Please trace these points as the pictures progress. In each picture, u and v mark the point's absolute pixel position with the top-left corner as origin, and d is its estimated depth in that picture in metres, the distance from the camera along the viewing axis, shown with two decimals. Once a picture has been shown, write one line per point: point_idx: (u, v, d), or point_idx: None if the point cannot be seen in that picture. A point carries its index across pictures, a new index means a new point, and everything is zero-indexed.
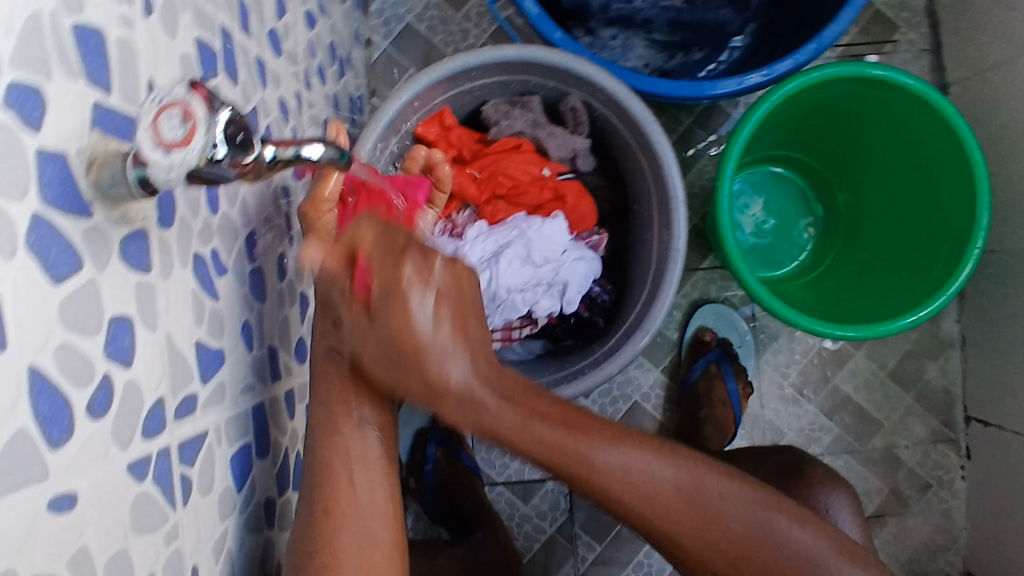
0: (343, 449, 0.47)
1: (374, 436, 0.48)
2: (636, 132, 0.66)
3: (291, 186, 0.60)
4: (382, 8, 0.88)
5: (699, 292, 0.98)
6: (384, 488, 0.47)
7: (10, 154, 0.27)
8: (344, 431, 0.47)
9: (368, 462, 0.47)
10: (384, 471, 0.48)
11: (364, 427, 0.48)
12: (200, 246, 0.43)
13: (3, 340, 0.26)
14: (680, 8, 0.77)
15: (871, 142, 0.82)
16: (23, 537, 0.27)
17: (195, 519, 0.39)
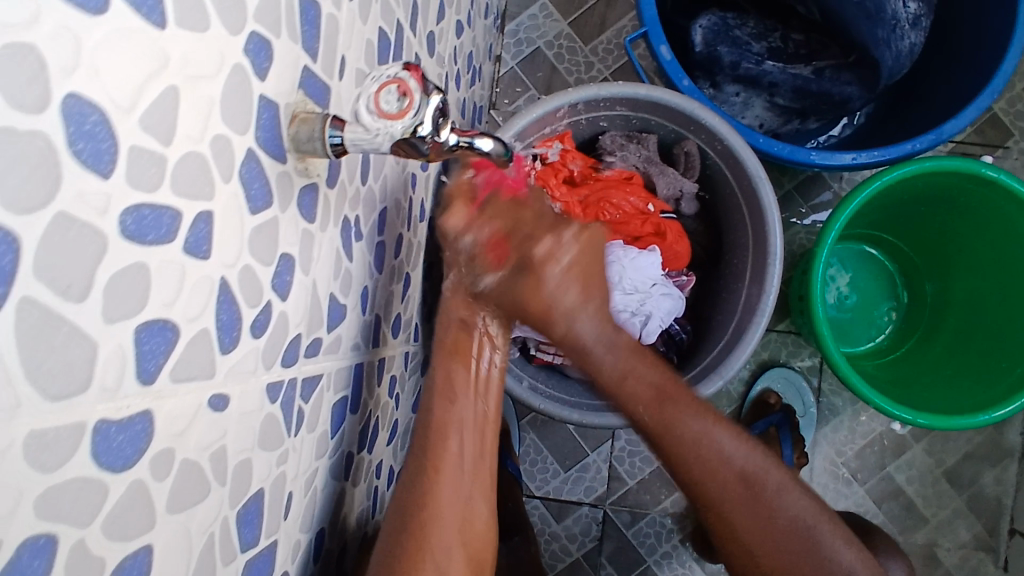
0: (447, 410, 0.57)
1: (475, 399, 0.58)
2: (746, 187, 0.69)
3: (418, 175, 0.65)
4: (517, 29, 0.93)
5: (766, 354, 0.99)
6: (475, 450, 0.57)
7: (238, 95, 0.31)
8: (450, 392, 0.58)
9: (468, 433, 0.57)
10: (479, 439, 0.57)
11: (465, 390, 0.58)
12: (349, 210, 0.47)
13: (207, 250, 0.30)
14: (806, 77, 0.79)
15: (968, 238, 0.82)
16: (188, 423, 0.30)
17: (298, 452, 0.43)
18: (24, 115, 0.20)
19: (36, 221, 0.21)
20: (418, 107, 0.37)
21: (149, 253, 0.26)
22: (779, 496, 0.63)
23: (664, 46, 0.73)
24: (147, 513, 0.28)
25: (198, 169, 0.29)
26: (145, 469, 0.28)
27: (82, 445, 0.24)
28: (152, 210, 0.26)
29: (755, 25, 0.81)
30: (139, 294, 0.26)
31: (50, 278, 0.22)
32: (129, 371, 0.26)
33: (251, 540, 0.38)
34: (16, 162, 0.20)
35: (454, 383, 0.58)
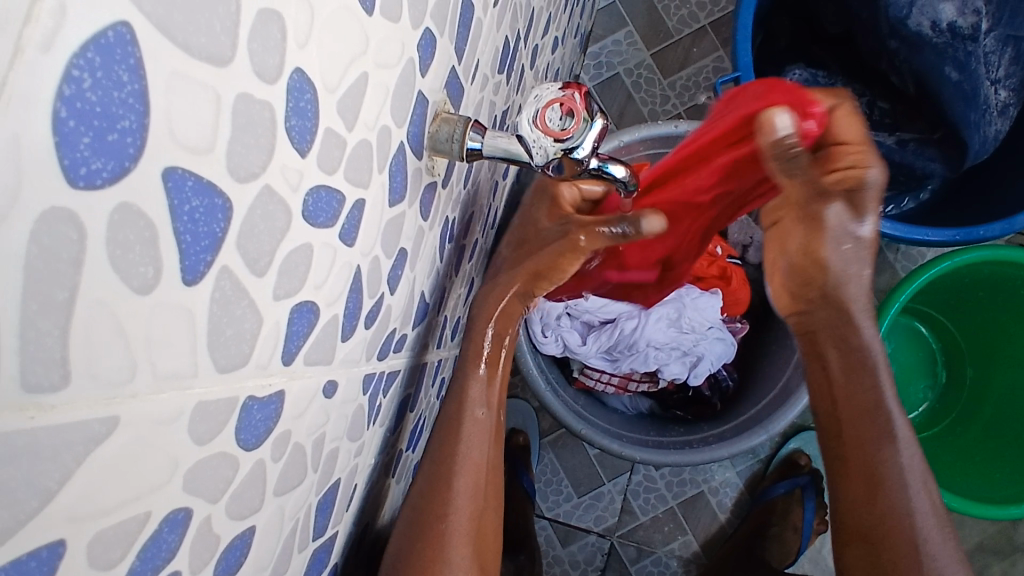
0: (467, 412, 0.54)
1: (490, 409, 0.55)
2: None
3: (499, 182, 0.65)
4: (599, 52, 0.94)
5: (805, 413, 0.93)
6: (489, 460, 0.54)
7: (404, 87, 0.31)
8: (468, 401, 0.54)
9: (484, 442, 0.54)
10: (489, 451, 0.54)
11: (479, 398, 0.55)
12: (450, 211, 0.47)
13: (353, 237, 0.30)
14: (889, 146, 0.81)
15: (1018, 333, 0.83)
16: (306, 406, 0.30)
17: (369, 446, 0.42)
18: (262, 84, 0.20)
19: (247, 190, 0.20)
20: (579, 132, 0.35)
21: (314, 234, 0.26)
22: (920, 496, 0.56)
23: None
24: (260, 493, 0.28)
25: (363, 155, 0.28)
26: (267, 449, 0.27)
27: (230, 421, 0.23)
28: (327, 192, 0.26)
29: (844, 87, 0.84)
30: (299, 276, 0.25)
31: (246, 249, 0.21)
32: (278, 347, 0.25)
33: (321, 529, 0.37)
34: (246, 130, 0.19)
35: (469, 389, 0.55)
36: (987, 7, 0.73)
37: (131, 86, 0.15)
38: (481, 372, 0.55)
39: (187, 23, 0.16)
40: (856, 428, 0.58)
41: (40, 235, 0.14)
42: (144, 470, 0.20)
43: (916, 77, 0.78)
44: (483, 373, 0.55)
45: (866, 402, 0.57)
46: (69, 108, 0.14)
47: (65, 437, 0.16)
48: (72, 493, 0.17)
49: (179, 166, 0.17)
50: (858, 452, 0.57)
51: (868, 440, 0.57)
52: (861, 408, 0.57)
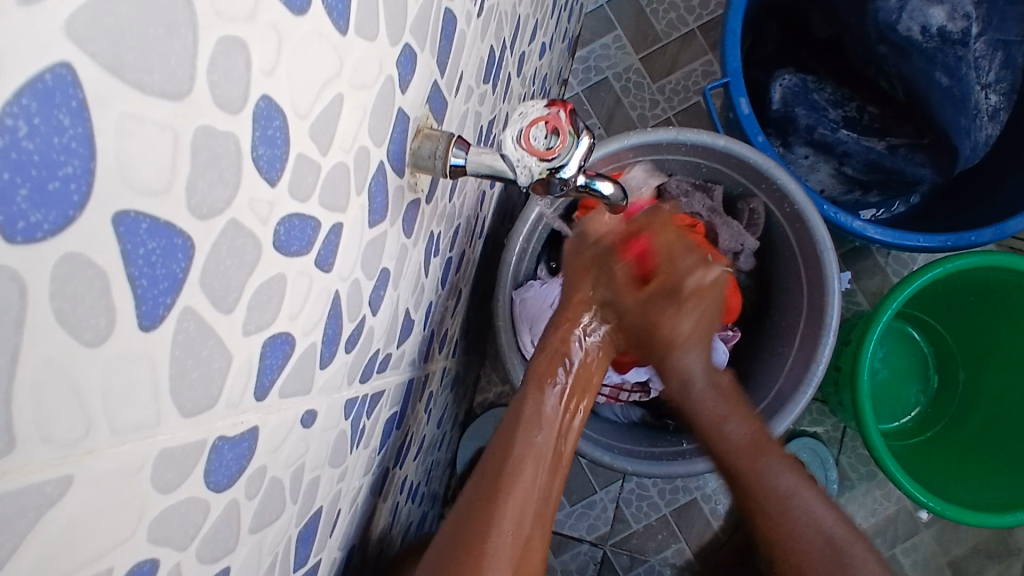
0: (526, 433, 0.54)
1: (552, 429, 0.55)
2: (809, 252, 0.69)
3: (487, 192, 0.63)
4: (587, 56, 0.93)
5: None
6: (544, 485, 0.51)
7: (384, 106, 0.30)
8: (529, 420, 0.55)
9: (543, 463, 0.52)
10: (549, 473, 0.52)
11: (545, 419, 0.56)
12: (436, 226, 0.46)
13: (330, 263, 0.29)
14: (879, 151, 0.80)
15: (1010, 338, 0.82)
16: (283, 438, 0.29)
17: (354, 470, 0.41)
18: (226, 116, 0.19)
19: (211, 227, 0.19)
20: (565, 151, 0.34)
21: (287, 264, 0.25)
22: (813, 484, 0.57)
23: (744, 99, 0.73)
24: (234, 533, 0.26)
25: (339, 179, 0.27)
26: (241, 488, 0.26)
27: (199, 464, 0.22)
28: (301, 220, 0.25)
29: (834, 92, 0.83)
30: (271, 308, 0.24)
31: (211, 287, 0.20)
32: (250, 383, 0.24)
33: (302, 559, 0.36)
34: (209, 165, 0.18)
35: (535, 406, 0.57)
36: (976, 11, 0.72)
37: (74, 131, 0.14)
38: (551, 395, 0.58)
39: (140, 57, 0.15)
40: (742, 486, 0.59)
41: None
42: (104, 526, 0.19)
43: (905, 82, 0.78)
44: (551, 398, 0.58)
45: (742, 460, 0.59)
46: (2, 159, 0.13)
47: (10, 504, 0.15)
48: (24, 561, 0.16)
49: (133, 210, 0.16)
50: (754, 507, 0.57)
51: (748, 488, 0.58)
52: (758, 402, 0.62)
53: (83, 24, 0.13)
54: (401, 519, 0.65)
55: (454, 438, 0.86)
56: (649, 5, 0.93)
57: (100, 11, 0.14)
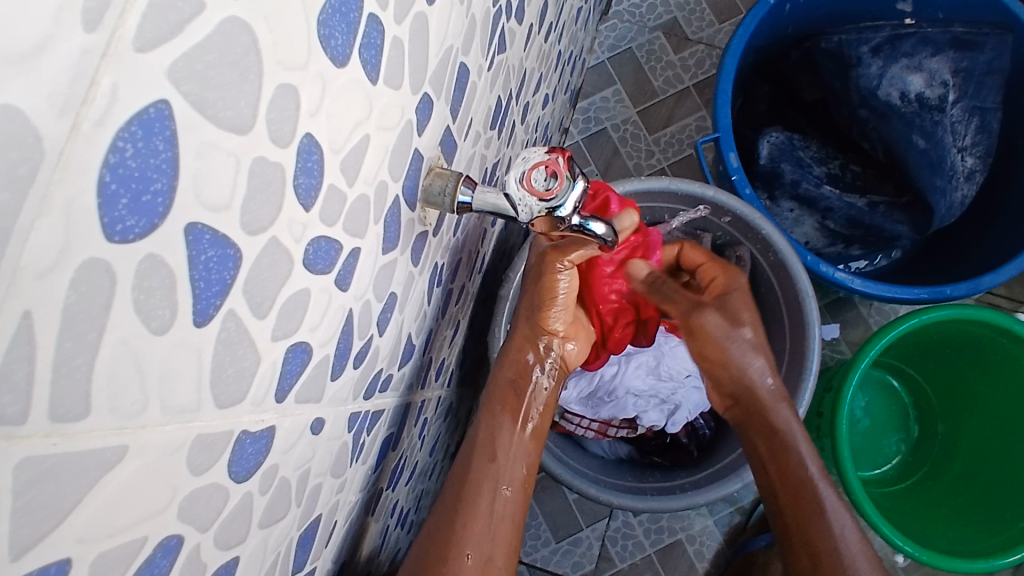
0: (482, 460, 0.56)
1: (508, 456, 0.57)
2: (792, 300, 0.73)
3: (488, 230, 0.67)
4: (588, 107, 0.98)
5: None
6: (500, 509, 0.55)
7: (402, 145, 0.33)
8: (483, 448, 0.57)
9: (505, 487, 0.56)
10: (509, 501, 0.55)
11: (501, 445, 0.57)
12: (439, 257, 0.49)
13: (347, 283, 0.32)
14: (860, 208, 0.85)
15: (985, 391, 0.85)
16: (294, 441, 0.31)
17: (352, 483, 0.43)
18: (276, 148, 0.22)
19: (256, 242, 0.22)
20: (563, 192, 0.38)
21: (311, 280, 0.28)
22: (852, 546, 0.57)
23: (733, 154, 0.78)
24: (246, 525, 0.29)
25: (361, 208, 0.31)
26: (255, 483, 0.28)
27: (225, 453, 0.25)
28: (328, 241, 0.28)
29: (819, 150, 0.88)
30: (296, 320, 0.27)
31: (252, 294, 0.23)
32: (273, 384, 0.27)
33: (300, 563, 0.38)
34: (260, 189, 0.22)
35: (491, 435, 0.58)
36: (954, 79, 0.80)
37: (166, 154, 0.17)
38: (506, 421, 0.58)
39: (219, 97, 0.18)
40: (787, 491, 0.60)
41: (79, 283, 0.16)
42: (147, 496, 0.21)
43: (886, 145, 0.83)
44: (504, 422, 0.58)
45: (795, 479, 0.60)
46: (112, 173, 0.16)
47: (80, 462, 0.18)
48: (79, 518, 0.18)
49: (200, 223, 0.19)
50: (800, 516, 0.59)
51: (793, 493, 0.60)
52: (788, 478, 0.60)
53: (181, 70, 0.17)
54: (389, 544, 0.66)
55: (445, 468, 0.87)
56: (647, 62, 0.99)
57: (195, 60, 0.17)
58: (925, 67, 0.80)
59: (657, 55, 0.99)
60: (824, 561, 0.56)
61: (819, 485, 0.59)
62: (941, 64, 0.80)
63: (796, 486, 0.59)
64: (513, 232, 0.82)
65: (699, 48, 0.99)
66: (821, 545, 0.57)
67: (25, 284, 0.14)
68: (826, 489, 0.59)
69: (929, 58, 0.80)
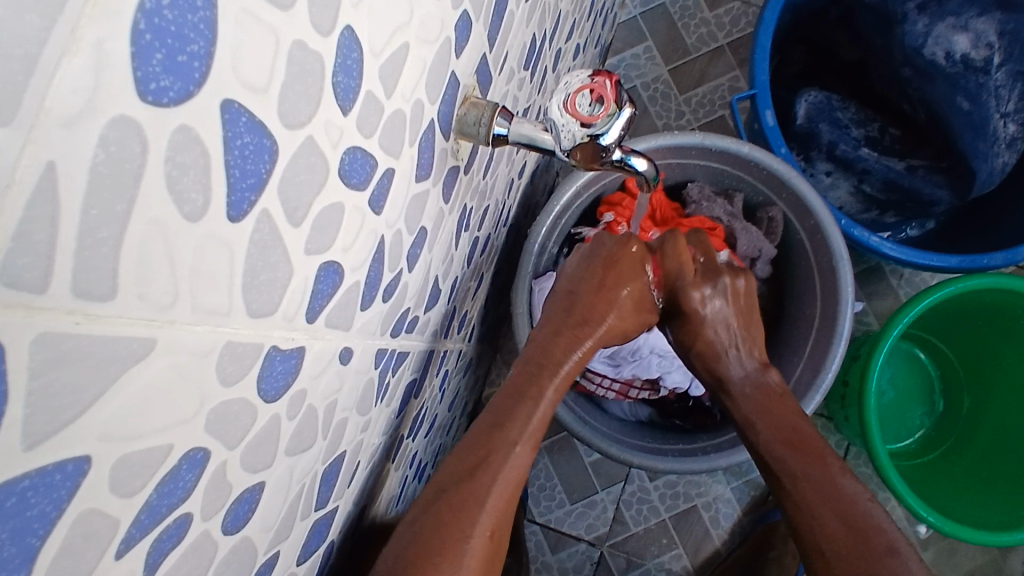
0: (503, 436, 0.52)
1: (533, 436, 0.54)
2: (823, 263, 0.69)
3: (515, 180, 0.65)
4: (617, 65, 0.96)
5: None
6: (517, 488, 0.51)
7: (440, 64, 0.32)
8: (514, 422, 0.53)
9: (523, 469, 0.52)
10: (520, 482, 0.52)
11: (528, 424, 0.53)
12: (468, 199, 0.47)
13: (381, 205, 0.30)
14: (897, 171, 0.81)
15: (1016, 363, 0.83)
16: (323, 367, 0.30)
17: (375, 425, 0.43)
18: (316, 37, 0.20)
19: (293, 137, 0.21)
20: (606, 119, 0.37)
21: (345, 193, 0.26)
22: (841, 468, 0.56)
23: (770, 112, 0.75)
24: (273, 448, 0.28)
25: (395, 124, 0.29)
26: (284, 405, 0.27)
27: (253, 367, 0.24)
28: (362, 154, 0.27)
29: (858, 112, 0.85)
30: (329, 233, 0.26)
31: (287, 196, 0.22)
32: (303, 302, 0.26)
33: (324, 500, 0.37)
34: (297, 78, 0.20)
35: (521, 413, 0.54)
36: (999, 41, 0.75)
37: (203, 13, 0.16)
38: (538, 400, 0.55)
39: None
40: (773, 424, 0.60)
41: (108, 142, 0.14)
42: (174, 400, 0.20)
43: (927, 107, 0.80)
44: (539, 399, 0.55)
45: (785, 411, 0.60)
46: (148, 22, 0.14)
47: (110, 350, 0.17)
48: (102, 413, 0.17)
49: (237, 102, 0.18)
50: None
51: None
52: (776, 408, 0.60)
53: None
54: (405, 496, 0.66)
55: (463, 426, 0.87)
56: (680, 19, 0.96)
57: None
58: (972, 27, 0.75)
59: (690, 12, 0.96)
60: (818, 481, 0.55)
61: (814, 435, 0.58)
62: (989, 24, 0.75)
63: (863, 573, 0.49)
64: (538, 187, 0.79)
65: (735, 5, 0.95)
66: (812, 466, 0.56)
67: (49, 131, 0.13)
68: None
69: (976, 18, 0.75)
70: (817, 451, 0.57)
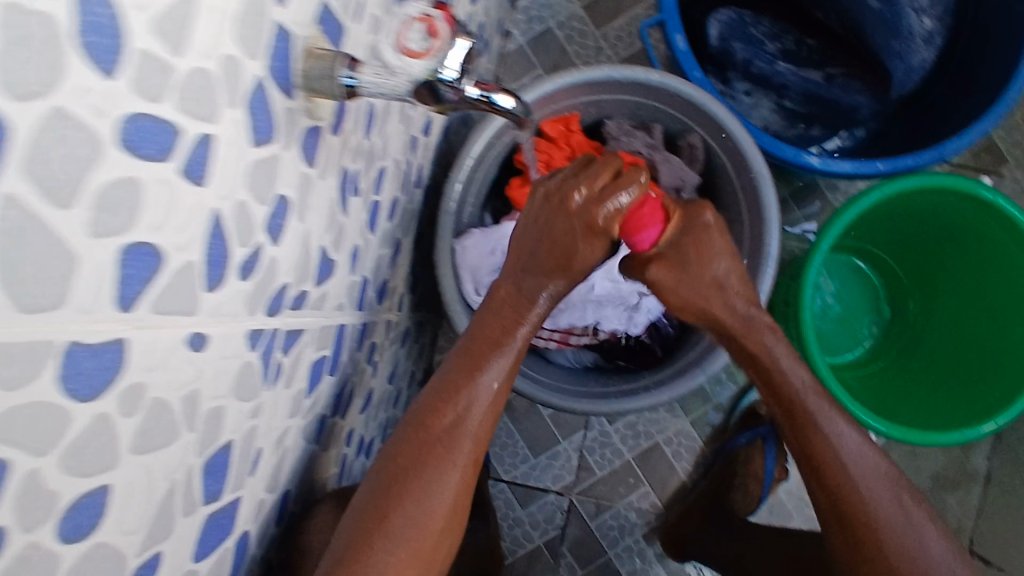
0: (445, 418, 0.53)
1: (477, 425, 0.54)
2: (747, 185, 0.68)
3: (420, 138, 0.62)
4: (528, 6, 0.92)
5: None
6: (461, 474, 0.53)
7: (255, 16, 0.29)
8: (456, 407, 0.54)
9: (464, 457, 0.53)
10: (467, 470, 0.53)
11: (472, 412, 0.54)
12: (349, 162, 0.45)
13: (204, 175, 0.28)
14: (816, 82, 0.80)
15: (958, 263, 0.83)
16: (164, 357, 0.28)
17: (271, 409, 0.41)
18: None
19: (25, 110, 0.19)
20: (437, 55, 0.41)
21: (141, 166, 0.24)
22: (869, 470, 0.55)
23: (680, 36, 0.72)
24: (110, 450, 0.26)
25: (201, 86, 0.27)
26: (112, 402, 0.25)
27: (47, 369, 0.22)
28: (155, 122, 0.24)
29: (772, 25, 0.81)
30: (128, 210, 0.24)
31: (40, 177, 0.20)
32: (106, 290, 0.24)
33: (213, 492, 0.36)
34: (8, 41, 0.18)
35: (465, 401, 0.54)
36: None
37: None
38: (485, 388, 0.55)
39: None
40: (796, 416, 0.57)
41: None
42: None
43: (842, 13, 0.77)
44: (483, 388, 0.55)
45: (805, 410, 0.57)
46: None
47: None
48: None
49: None
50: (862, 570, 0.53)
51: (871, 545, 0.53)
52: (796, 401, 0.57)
53: None
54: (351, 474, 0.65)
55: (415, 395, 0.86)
56: None
57: None
58: None
59: None
60: (849, 489, 0.54)
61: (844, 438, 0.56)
62: None
63: (899, 543, 0.52)
64: (454, 143, 0.76)
65: None
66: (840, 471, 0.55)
67: None
68: (936, 547, 0.53)
69: None
70: (845, 455, 0.55)
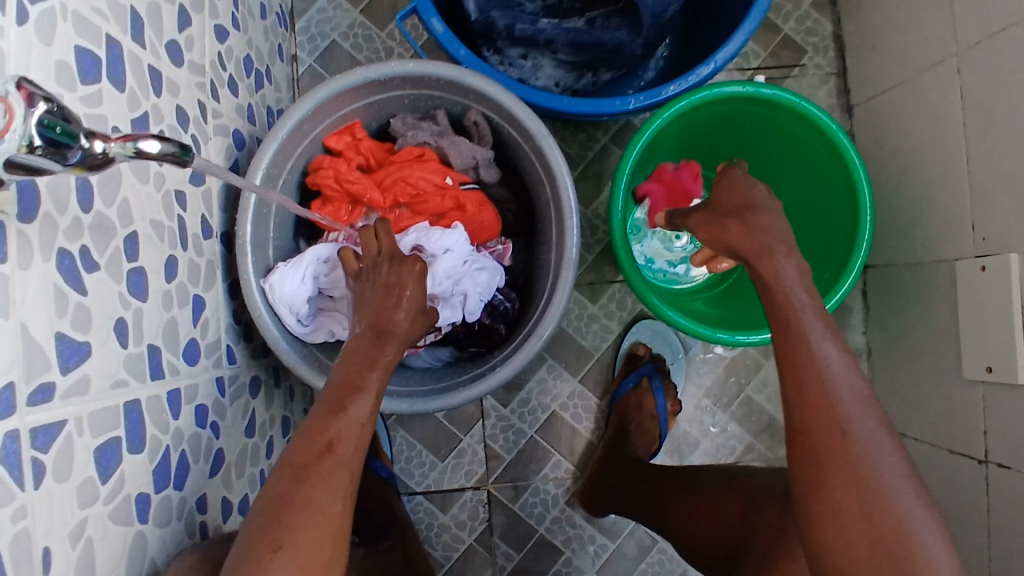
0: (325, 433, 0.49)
1: (357, 440, 0.50)
2: (533, 148, 0.69)
3: (189, 190, 0.60)
4: (307, 26, 0.91)
5: (636, 305, 0.93)
6: (342, 497, 0.48)
7: None
8: (330, 424, 0.50)
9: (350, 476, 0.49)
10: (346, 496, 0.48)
11: (351, 428, 0.50)
12: (70, 243, 0.43)
13: None
14: (579, 28, 0.82)
15: (776, 159, 0.86)
16: None
17: (42, 509, 0.40)
18: None
19: None
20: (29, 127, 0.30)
21: None
22: (845, 377, 0.51)
23: (435, 19, 0.71)
24: None
25: None
26: None
27: None
28: None
29: None
30: None
31: None
32: None
33: None
34: None
35: (338, 416, 0.50)
36: None
37: None
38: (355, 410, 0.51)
39: None
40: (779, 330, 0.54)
41: None
42: None
43: None
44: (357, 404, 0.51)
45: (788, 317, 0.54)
46: None
47: None
48: None
49: None
50: (821, 482, 0.49)
51: (827, 445, 0.49)
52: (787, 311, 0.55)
53: None
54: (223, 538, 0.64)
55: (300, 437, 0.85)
56: None
57: None
58: None
59: None
60: (810, 388, 0.51)
61: (818, 337, 0.53)
62: None
63: (847, 460, 0.48)
64: None
65: None
66: (820, 373, 0.51)
67: None
68: (891, 458, 0.48)
69: None
70: (817, 363, 0.51)
